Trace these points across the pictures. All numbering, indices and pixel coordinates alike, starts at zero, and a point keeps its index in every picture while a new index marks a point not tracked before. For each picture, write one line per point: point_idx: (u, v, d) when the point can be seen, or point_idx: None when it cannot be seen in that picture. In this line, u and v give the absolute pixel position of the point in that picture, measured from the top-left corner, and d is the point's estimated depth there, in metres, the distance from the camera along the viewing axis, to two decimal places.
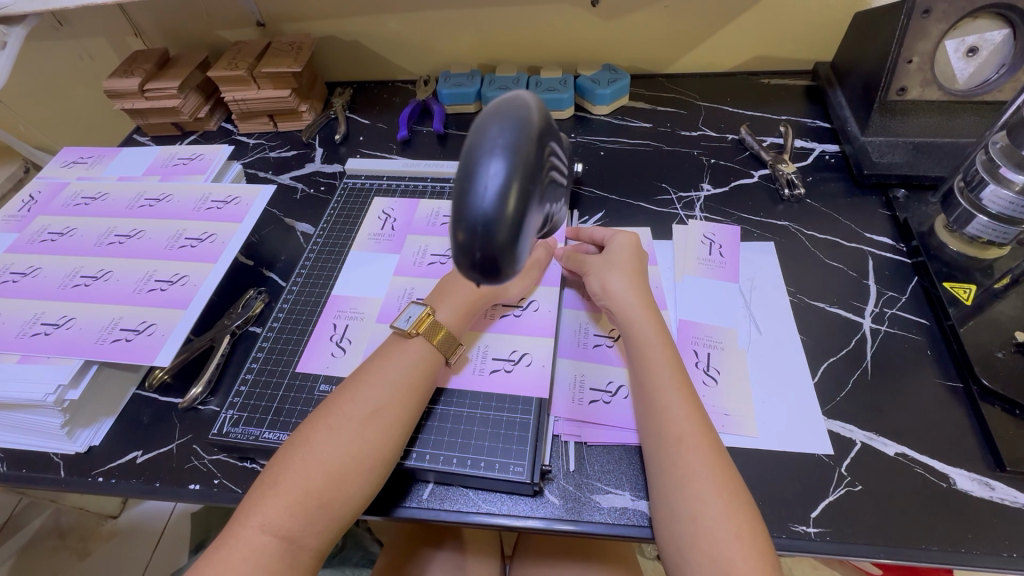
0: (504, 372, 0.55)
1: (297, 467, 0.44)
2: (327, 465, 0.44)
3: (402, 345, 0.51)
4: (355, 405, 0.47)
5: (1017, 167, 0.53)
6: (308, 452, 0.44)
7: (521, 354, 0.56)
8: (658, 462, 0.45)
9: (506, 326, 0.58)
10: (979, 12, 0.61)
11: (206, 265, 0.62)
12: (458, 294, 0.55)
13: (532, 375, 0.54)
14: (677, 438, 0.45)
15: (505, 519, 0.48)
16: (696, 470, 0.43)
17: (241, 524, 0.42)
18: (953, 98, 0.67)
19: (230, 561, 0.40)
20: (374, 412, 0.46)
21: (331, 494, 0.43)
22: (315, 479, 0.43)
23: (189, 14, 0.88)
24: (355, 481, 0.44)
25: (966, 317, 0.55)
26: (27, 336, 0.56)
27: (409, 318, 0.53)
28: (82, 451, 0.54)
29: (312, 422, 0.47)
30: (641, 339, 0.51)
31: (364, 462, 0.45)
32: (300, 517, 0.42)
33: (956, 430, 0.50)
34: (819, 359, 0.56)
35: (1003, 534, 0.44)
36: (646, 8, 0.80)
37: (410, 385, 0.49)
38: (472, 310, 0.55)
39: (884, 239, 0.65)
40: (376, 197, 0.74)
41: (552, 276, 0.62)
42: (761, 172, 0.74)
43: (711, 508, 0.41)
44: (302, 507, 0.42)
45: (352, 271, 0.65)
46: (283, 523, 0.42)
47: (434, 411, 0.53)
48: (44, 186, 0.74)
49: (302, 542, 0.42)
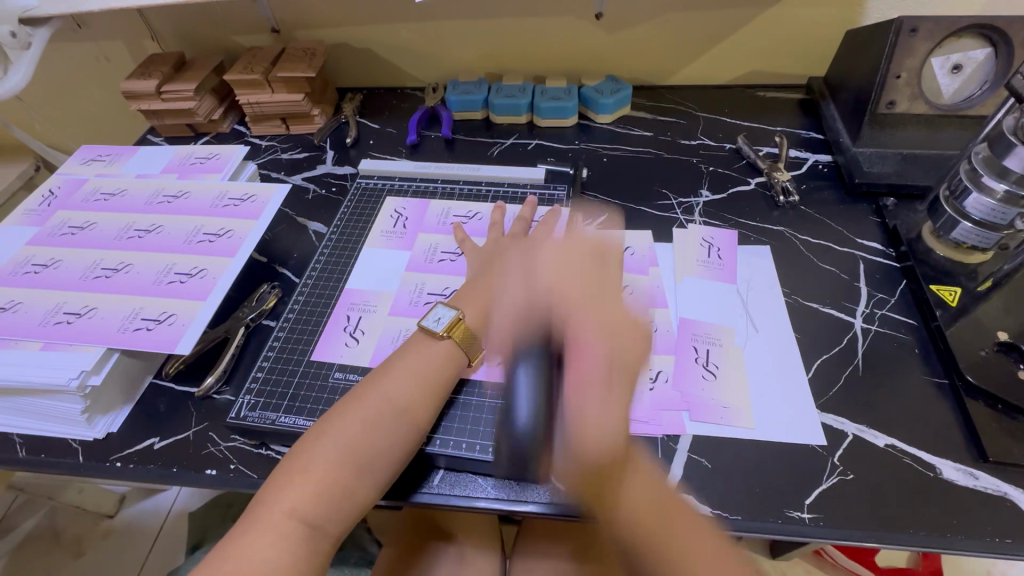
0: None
1: (328, 456, 0.46)
2: (359, 458, 0.46)
3: (430, 344, 0.54)
4: (387, 399, 0.49)
5: (999, 175, 0.57)
6: (338, 442, 0.46)
7: None
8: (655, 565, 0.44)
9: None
10: (963, 32, 0.66)
11: (224, 259, 0.64)
12: (476, 298, 0.60)
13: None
14: (654, 531, 0.44)
15: (512, 502, 0.50)
16: (691, 546, 0.44)
17: (268, 509, 0.43)
18: (939, 112, 0.71)
19: (255, 541, 0.42)
20: (406, 408, 0.49)
21: (357, 484, 0.46)
22: (345, 469, 0.45)
23: (206, 19, 0.91)
24: (382, 473, 0.47)
25: (952, 319, 0.58)
26: (50, 325, 0.58)
27: (439, 320, 0.56)
28: (100, 437, 0.56)
29: (342, 412, 0.49)
30: (632, 510, 0.44)
31: (393, 453, 0.48)
32: (327, 505, 0.44)
33: (942, 423, 0.53)
34: (813, 356, 0.59)
35: (987, 520, 0.47)
36: (648, 22, 0.84)
37: (434, 382, 0.52)
38: (490, 311, 0.59)
39: (874, 244, 0.68)
40: (388, 197, 0.76)
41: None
42: (757, 179, 0.78)
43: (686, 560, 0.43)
44: (332, 496, 0.45)
45: (364, 267, 0.68)
46: (311, 510, 0.44)
47: (457, 400, 0.55)
48: (63, 182, 0.76)
49: (326, 529, 0.44)
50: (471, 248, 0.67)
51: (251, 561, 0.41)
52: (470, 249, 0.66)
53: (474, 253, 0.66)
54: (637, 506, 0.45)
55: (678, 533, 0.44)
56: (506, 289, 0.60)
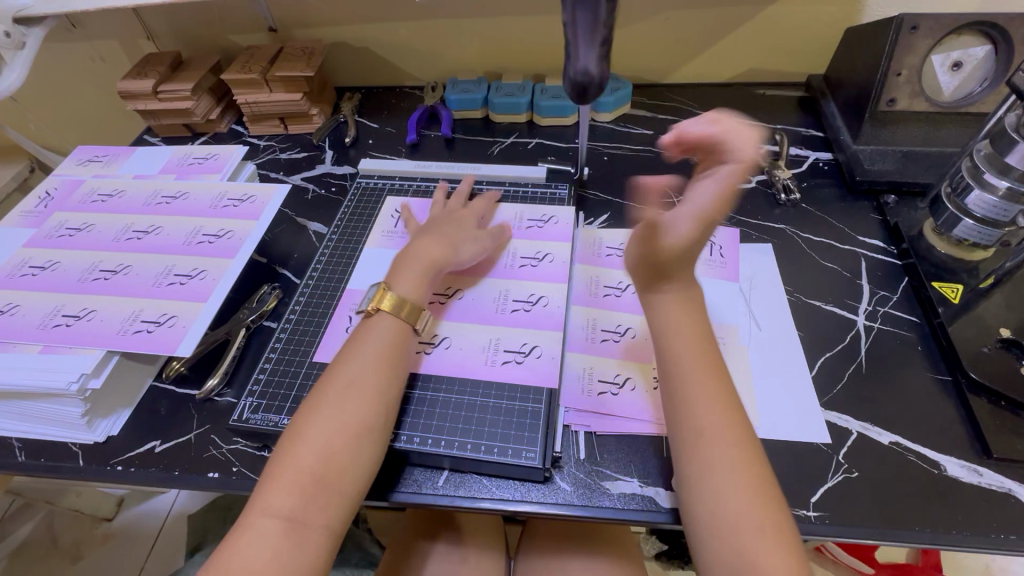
0: (515, 364, 0.56)
1: (287, 450, 0.46)
2: (315, 443, 0.45)
3: (370, 324, 0.54)
4: (332, 383, 0.49)
5: (1000, 173, 0.57)
6: (296, 436, 0.46)
7: (531, 346, 0.57)
8: (687, 474, 0.44)
9: (519, 319, 0.59)
10: (963, 29, 0.66)
11: (224, 260, 0.63)
12: (411, 266, 0.58)
13: (541, 367, 0.56)
14: (699, 433, 0.44)
15: (517, 503, 0.50)
16: (735, 483, 0.41)
17: (247, 512, 0.43)
18: (939, 109, 0.71)
19: (240, 547, 0.41)
20: (350, 383, 0.49)
21: (325, 470, 0.45)
22: (303, 456, 0.45)
23: (203, 18, 0.90)
24: (347, 453, 0.46)
25: (954, 315, 0.58)
26: (49, 327, 0.57)
27: (368, 299, 0.56)
28: (101, 440, 0.55)
29: (300, 409, 0.49)
30: (683, 371, 0.47)
31: (350, 429, 0.47)
32: (298, 496, 0.43)
33: (946, 420, 0.53)
34: (815, 354, 0.59)
35: (992, 517, 0.47)
36: (647, 21, 0.84)
37: (379, 356, 0.51)
38: (428, 277, 0.58)
39: (875, 241, 0.68)
40: (388, 197, 0.76)
41: (499, 268, 0.64)
42: (757, 178, 0.78)
43: (732, 499, 0.41)
44: (299, 485, 0.44)
45: (363, 268, 0.67)
46: (281, 502, 0.43)
47: (412, 395, 0.55)
48: (59, 183, 0.75)
49: (307, 520, 0.43)
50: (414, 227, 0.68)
51: (236, 565, 0.40)
52: (413, 227, 0.68)
53: (416, 231, 0.66)
54: (689, 405, 0.46)
55: (724, 445, 0.43)
56: (441, 256, 0.60)
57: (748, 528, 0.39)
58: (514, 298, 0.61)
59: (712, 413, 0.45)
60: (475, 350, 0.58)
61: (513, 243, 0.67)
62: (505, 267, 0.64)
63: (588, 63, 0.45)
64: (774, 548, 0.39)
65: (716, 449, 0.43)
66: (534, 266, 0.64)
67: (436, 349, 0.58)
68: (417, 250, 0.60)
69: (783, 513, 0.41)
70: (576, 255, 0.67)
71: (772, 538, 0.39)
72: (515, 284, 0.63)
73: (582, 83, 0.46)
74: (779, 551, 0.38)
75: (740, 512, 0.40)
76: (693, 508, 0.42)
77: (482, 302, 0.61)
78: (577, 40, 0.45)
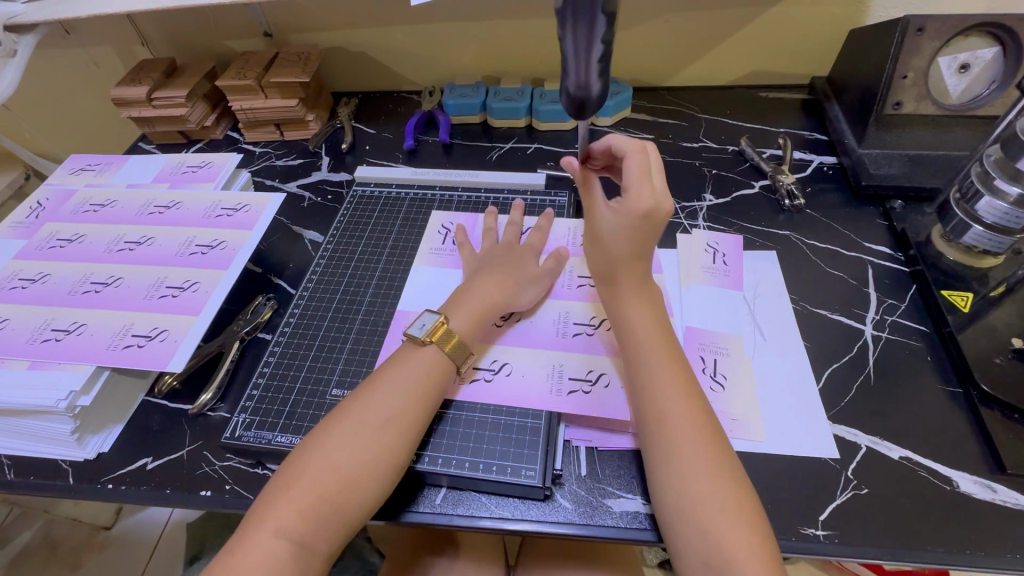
0: (583, 393, 0.53)
1: (309, 472, 0.44)
2: (340, 471, 0.44)
3: (415, 354, 0.51)
4: (368, 411, 0.47)
5: (1011, 179, 0.56)
6: (316, 457, 0.45)
7: (597, 373, 0.54)
8: (654, 459, 0.44)
9: (582, 344, 0.56)
10: (971, 31, 0.64)
11: (217, 272, 0.62)
12: (468, 301, 0.56)
13: (608, 398, 0.53)
14: (659, 418, 0.45)
15: (517, 522, 0.48)
16: (700, 470, 0.42)
17: (254, 529, 0.42)
18: (946, 112, 0.69)
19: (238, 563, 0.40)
20: (388, 419, 0.47)
21: (342, 497, 0.43)
22: (326, 484, 0.43)
23: (197, 24, 0.89)
24: (368, 484, 0.44)
25: (964, 324, 0.57)
26: (38, 343, 0.56)
27: (422, 326, 0.53)
28: (91, 458, 0.54)
29: (321, 428, 0.47)
30: (645, 361, 0.48)
31: (379, 469, 0.45)
32: (311, 522, 0.42)
33: (957, 434, 0.51)
34: (822, 365, 0.57)
35: (1007, 535, 0.45)
36: (647, 24, 0.82)
37: (420, 392, 0.49)
38: (484, 317, 0.55)
39: (882, 248, 0.67)
40: (435, 210, 0.73)
41: (559, 292, 0.61)
42: (762, 183, 0.76)
43: (696, 483, 0.41)
44: (315, 511, 0.42)
45: (416, 288, 0.64)
46: (295, 528, 0.42)
47: (445, 415, 0.53)
48: (51, 193, 0.74)
49: (313, 546, 0.42)
50: (468, 253, 0.64)
51: None
52: (468, 255, 0.64)
53: (472, 261, 0.63)
54: (651, 394, 0.46)
55: (685, 432, 0.44)
56: (500, 297, 0.57)
57: (713, 510, 0.40)
58: (575, 321, 0.59)
59: (676, 401, 0.45)
60: (539, 378, 0.55)
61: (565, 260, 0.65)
62: (559, 287, 0.62)
63: (588, 78, 0.44)
64: (742, 531, 0.39)
65: (680, 437, 0.44)
66: (591, 287, 0.62)
67: (497, 376, 0.55)
68: (475, 287, 0.57)
69: (752, 503, 0.41)
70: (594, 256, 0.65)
71: (738, 520, 0.40)
72: (574, 305, 0.60)
73: (581, 97, 0.46)
74: (741, 531, 0.39)
75: (704, 496, 0.41)
76: (658, 495, 0.43)
77: (543, 326, 0.59)
78: (576, 56, 0.43)
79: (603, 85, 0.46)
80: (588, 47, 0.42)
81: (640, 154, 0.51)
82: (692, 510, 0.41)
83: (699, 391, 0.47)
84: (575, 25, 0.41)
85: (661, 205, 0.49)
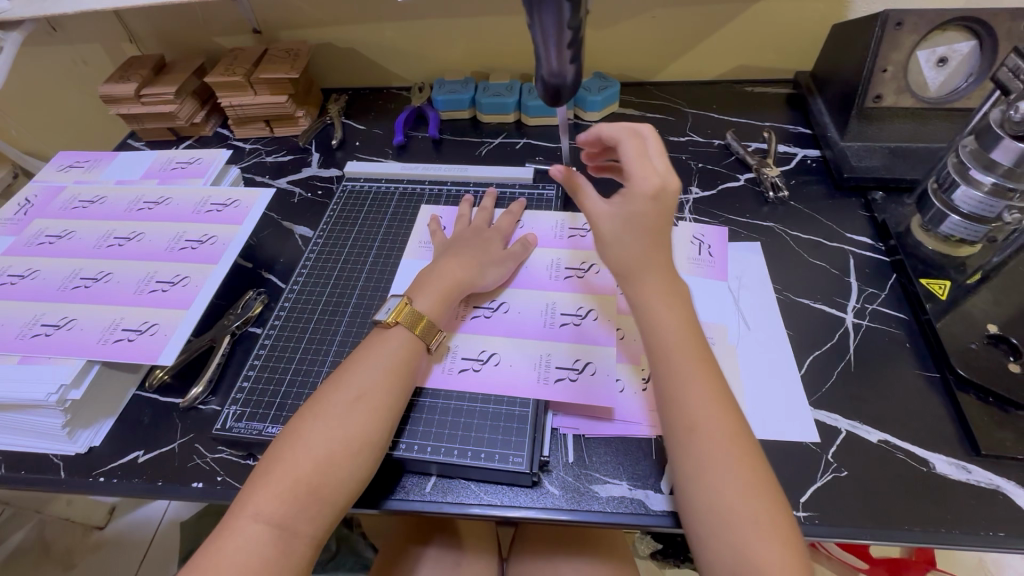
0: (570, 381, 0.54)
1: (287, 457, 0.45)
2: (316, 454, 0.45)
3: (383, 336, 0.53)
4: (341, 393, 0.48)
5: (986, 168, 0.58)
6: (297, 442, 0.45)
7: (584, 362, 0.55)
8: (681, 474, 0.43)
9: (569, 334, 0.57)
10: (949, 24, 0.66)
11: (207, 266, 0.62)
12: (431, 284, 0.57)
13: (598, 386, 0.53)
14: (690, 429, 0.44)
15: (506, 509, 0.49)
16: (730, 485, 0.41)
17: (236, 517, 0.42)
18: (924, 105, 0.71)
19: (228, 553, 0.41)
20: (360, 396, 0.48)
21: (321, 479, 0.44)
22: (303, 466, 0.44)
23: (185, 20, 0.89)
24: (346, 464, 0.45)
25: (942, 312, 0.58)
26: (28, 337, 0.56)
27: (387, 309, 0.54)
28: (82, 451, 0.55)
29: (301, 413, 0.48)
30: (669, 367, 0.46)
31: (354, 445, 0.46)
32: (291, 504, 0.43)
33: (934, 418, 0.53)
34: (805, 352, 0.58)
35: (981, 514, 0.47)
36: (634, 19, 0.83)
37: (392, 373, 0.50)
38: (449, 297, 0.57)
39: (863, 238, 0.68)
40: (425, 204, 0.74)
41: (523, 278, 0.63)
42: (746, 176, 0.77)
43: (728, 497, 0.41)
44: (294, 493, 0.43)
45: (404, 280, 0.65)
46: (275, 511, 0.42)
47: (418, 402, 0.54)
48: (40, 190, 0.74)
49: (296, 529, 0.42)
50: (440, 239, 0.66)
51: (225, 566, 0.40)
52: (440, 241, 0.65)
53: (440, 247, 0.64)
54: (679, 404, 0.45)
55: (714, 442, 0.43)
56: (462, 276, 0.58)
57: (742, 524, 0.40)
58: (562, 312, 0.59)
59: (704, 409, 0.44)
60: (526, 367, 0.55)
61: (556, 253, 0.65)
62: (548, 279, 0.63)
63: (561, 65, 0.46)
64: (772, 546, 0.39)
65: (708, 448, 0.43)
66: (578, 277, 0.62)
67: (485, 366, 0.56)
68: (439, 270, 0.58)
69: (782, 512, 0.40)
70: (580, 244, 0.66)
71: (766, 533, 0.39)
72: (563, 296, 0.61)
73: (556, 84, 0.47)
74: (771, 544, 0.39)
75: (736, 510, 0.40)
76: (686, 505, 0.42)
77: (531, 316, 0.59)
78: (546, 46, 0.44)
79: (577, 70, 0.47)
80: (558, 34, 0.43)
81: (634, 139, 0.52)
82: (723, 524, 0.40)
83: (727, 395, 0.45)
84: (541, 13, 0.41)
85: (671, 187, 0.49)
